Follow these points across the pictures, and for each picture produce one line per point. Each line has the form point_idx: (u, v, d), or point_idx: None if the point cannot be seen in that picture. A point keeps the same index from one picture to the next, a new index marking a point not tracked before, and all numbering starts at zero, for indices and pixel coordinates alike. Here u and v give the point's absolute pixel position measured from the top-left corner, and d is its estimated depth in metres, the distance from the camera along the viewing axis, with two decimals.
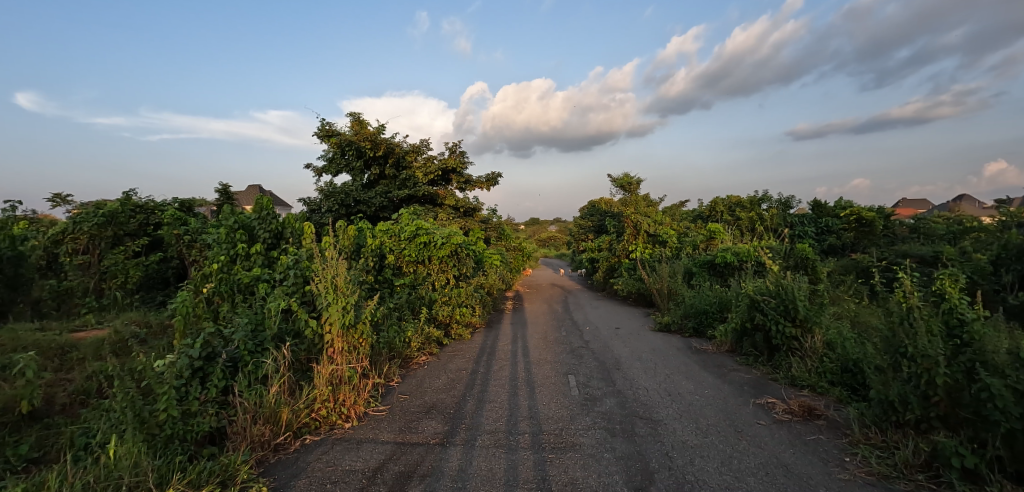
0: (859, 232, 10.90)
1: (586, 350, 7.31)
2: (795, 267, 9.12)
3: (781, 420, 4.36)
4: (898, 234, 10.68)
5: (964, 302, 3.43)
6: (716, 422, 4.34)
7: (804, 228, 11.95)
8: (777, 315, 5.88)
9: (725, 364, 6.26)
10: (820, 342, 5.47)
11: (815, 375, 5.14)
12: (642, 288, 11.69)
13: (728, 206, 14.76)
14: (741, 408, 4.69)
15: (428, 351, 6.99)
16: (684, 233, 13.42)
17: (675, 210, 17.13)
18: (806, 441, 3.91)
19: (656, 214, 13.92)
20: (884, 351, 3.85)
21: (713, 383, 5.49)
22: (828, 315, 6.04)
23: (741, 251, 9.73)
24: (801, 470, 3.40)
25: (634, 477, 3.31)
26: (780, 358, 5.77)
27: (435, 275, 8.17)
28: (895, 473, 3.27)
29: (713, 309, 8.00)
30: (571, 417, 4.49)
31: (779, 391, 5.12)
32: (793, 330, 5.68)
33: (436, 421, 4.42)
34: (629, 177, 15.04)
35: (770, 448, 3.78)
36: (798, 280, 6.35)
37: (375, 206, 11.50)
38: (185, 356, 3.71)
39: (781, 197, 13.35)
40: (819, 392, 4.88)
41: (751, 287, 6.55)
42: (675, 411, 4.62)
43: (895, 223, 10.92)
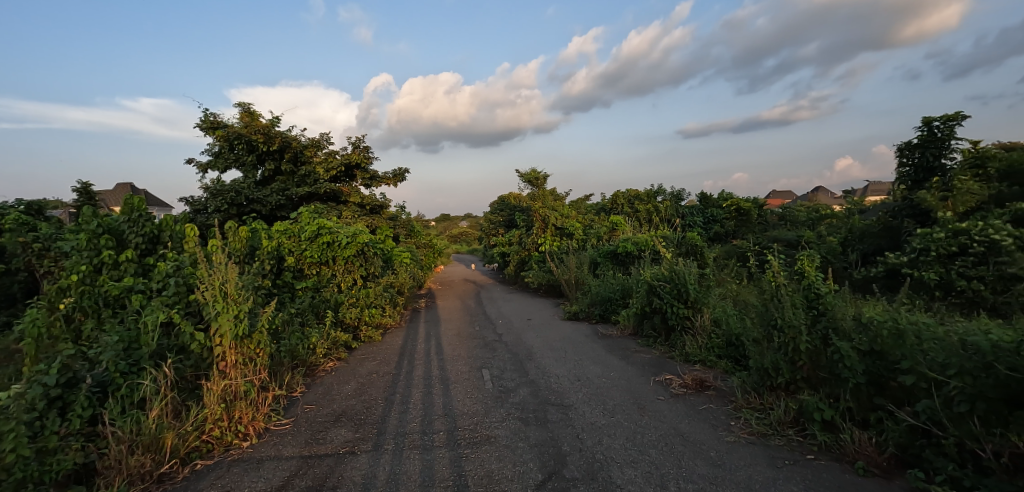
0: (739, 221, 12.21)
1: (499, 343, 7.41)
2: (686, 253, 10.00)
3: (678, 394, 4.75)
4: (769, 221, 12.11)
5: (820, 278, 3.93)
6: (621, 401, 4.63)
7: (693, 218, 13.14)
8: (671, 298, 6.43)
9: (628, 346, 6.68)
10: (708, 320, 6.03)
11: (705, 350, 5.67)
12: (551, 279, 12.09)
13: (627, 198, 15.63)
14: (643, 386, 5.04)
15: (335, 356, 6.68)
16: (588, 225, 14.06)
17: (581, 203, 17.87)
18: (698, 411, 4.30)
19: (562, 207, 14.42)
20: (760, 324, 4.32)
21: (618, 365, 5.83)
22: (714, 296, 6.68)
23: (639, 241, 10.36)
24: (695, 437, 3.73)
25: (547, 463, 3.41)
26: (675, 337, 6.27)
27: (341, 277, 7.77)
28: (771, 431, 3.70)
29: (617, 296, 8.48)
30: (486, 411, 4.52)
31: (675, 368, 5.58)
32: (685, 311, 6.24)
33: (346, 429, 4.23)
34: (536, 172, 15.37)
35: (669, 420, 4.11)
36: (688, 266, 6.94)
37: (271, 205, 10.69)
38: (37, 384, 3.12)
39: (674, 191, 14.59)
40: (708, 365, 5.40)
41: (649, 273, 7.04)
42: (584, 395, 4.84)
43: (767, 212, 12.37)
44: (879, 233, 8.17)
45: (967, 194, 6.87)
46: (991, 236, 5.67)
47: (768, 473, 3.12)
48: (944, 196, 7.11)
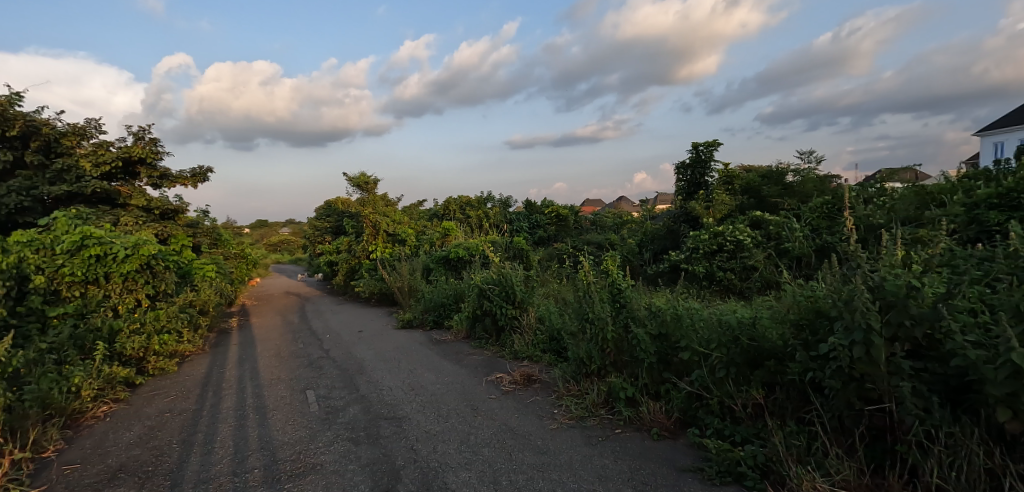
0: (558, 227, 13.47)
1: (327, 359, 6.89)
2: (513, 257, 10.67)
3: (507, 390, 5.01)
4: (582, 226, 13.65)
5: (621, 275, 4.54)
6: (455, 405, 4.69)
7: (520, 223, 14.13)
8: (499, 300, 6.78)
9: (461, 350, 6.84)
10: (533, 318, 6.52)
11: (531, 347, 6.11)
12: (383, 287, 11.70)
13: (459, 205, 15.87)
14: (476, 388, 5.18)
15: (110, 397, 5.43)
16: (421, 231, 14.02)
17: (413, 209, 17.72)
18: (526, 404, 4.60)
19: (394, 213, 14.10)
20: (575, 318, 4.81)
21: (452, 369, 5.91)
22: (538, 295, 7.24)
23: (470, 246, 10.68)
24: (523, 430, 3.98)
25: (380, 481, 3.28)
26: (505, 337, 6.61)
27: (117, 298, 6.32)
28: (587, 413, 4.13)
29: (450, 301, 8.60)
30: (311, 436, 4.15)
31: (505, 366, 5.88)
32: (513, 311, 6.64)
33: (127, 486, 3.46)
34: (366, 176, 14.70)
35: (500, 417, 4.31)
36: (514, 268, 7.40)
37: (7, 208, 8.24)
38: None
39: (502, 198, 15.50)
40: (535, 360, 5.83)
41: (479, 277, 7.29)
42: (418, 404, 4.78)
43: (581, 218, 13.92)
44: (664, 235, 9.82)
45: (721, 204, 8.69)
46: (737, 237, 7.25)
47: (585, 452, 3.49)
48: (707, 205, 8.89)
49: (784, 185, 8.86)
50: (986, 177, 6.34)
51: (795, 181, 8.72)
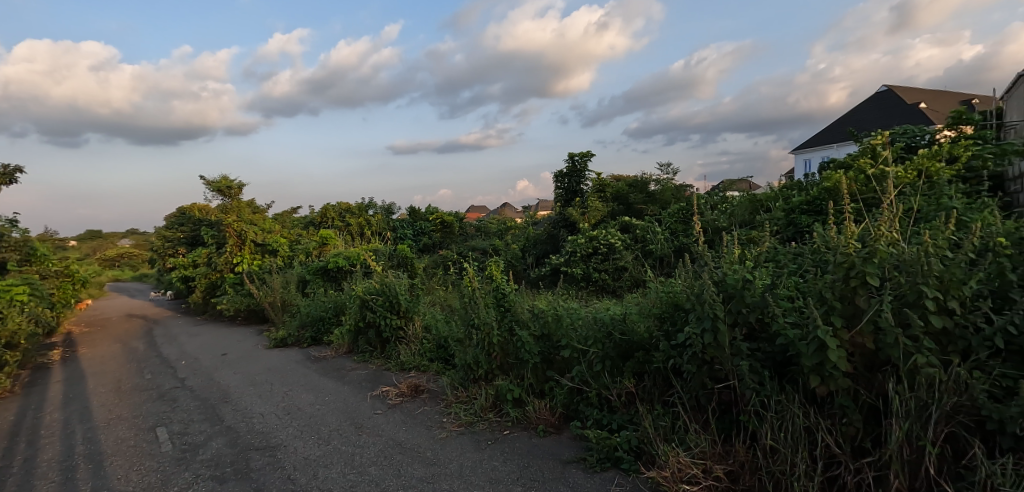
0: (443, 233, 13.20)
1: (182, 389, 6.04)
2: (397, 265, 10.38)
3: (394, 404, 4.83)
4: (468, 232, 13.77)
5: (505, 279, 4.65)
6: (338, 425, 4.41)
7: (404, 231, 13.82)
8: (383, 311, 6.51)
9: (343, 365, 6.46)
10: (419, 327, 6.40)
11: (418, 356, 5.98)
12: (252, 303, 10.61)
13: (338, 212, 15.03)
14: (359, 405, 4.91)
15: None
16: (296, 240, 12.99)
17: (286, 216, 16.34)
18: (414, 416, 4.47)
19: (264, 221, 12.88)
20: (462, 325, 4.81)
21: (333, 388, 5.54)
22: (424, 303, 7.12)
23: (351, 256, 10.16)
24: (412, 443, 3.87)
25: None
26: (391, 348, 6.39)
27: None
28: (476, 418, 4.14)
29: (329, 315, 8.07)
30: (162, 480, 3.60)
31: (391, 379, 5.68)
32: (398, 321, 6.44)
33: None
34: (228, 180, 13.17)
35: (386, 433, 4.14)
36: (398, 277, 7.18)
37: None
38: None
39: (385, 204, 15.02)
40: (422, 370, 5.72)
41: (361, 287, 6.92)
42: (295, 428, 4.40)
43: (466, 224, 14.02)
44: (545, 240, 10.30)
45: (595, 210, 9.37)
46: (609, 240, 7.86)
47: (475, 457, 3.50)
48: (583, 212, 9.52)
49: (647, 193, 9.83)
50: (798, 187, 7.67)
51: (657, 190, 9.76)
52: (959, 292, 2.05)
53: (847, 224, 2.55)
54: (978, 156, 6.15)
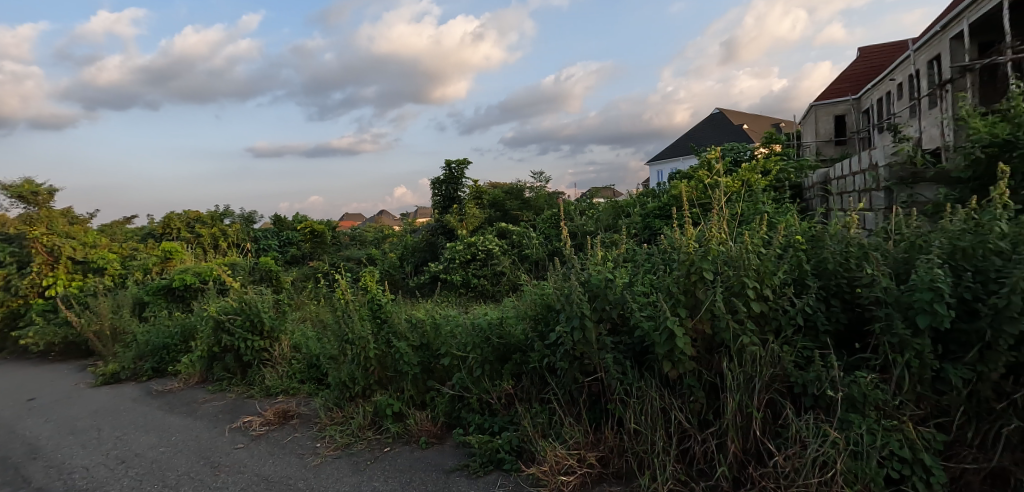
0: (314, 244, 12.23)
1: None
2: (260, 280, 9.42)
3: (258, 435, 4.35)
4: (342, 241, 13.03)
5: (380, 290, 4.45)
6: (188, 468, 3.84)
7: (268, 241, 12.63)
8: (243, 332, 5.81)
9: (194, 398, 5.66)
10: (287, 347, 5.89)
11: (286, 379, 5.49)
12: (70, 334, 8.82)
13: (185, 221, 13.17)
14: (214, 442, 4.33)
15: None
16: (130, 256, 11.10)
17: (116, 227, 13.79)
18: (282, 446, 4.06)
19: (85, 233, 10.67)
20: (335, 341, 4.49)
21: (182, 425, 4.82)
22: (291, 320, 6.54)
23: (202, 271, 8.96)
24: (281, 476, 3.52)
25: None
26: (253, 373, 5.75)
27: None
28: (353, 439, 3.88)
29: (175, 341, 7.01)
30: None
31: (254, 407, 5.11)
32: (261, 343, 5.82)
33: None
34: (32, 184, 10.73)
35: (250, 468, 3.71)
36: (260, 293, 6.49)
37: None
38: None
39: (244, 213, 13.54)
40: (291, 393, 5.26)
41: (214, 307, 6.07)
42: (132, 479, 3.73)
43: (339, 233, 13.26)
44: (424, 248, 10.17)
45: (473, 217, 9.50)
46: (487, 247, 8.00)
47: (354, 481, 3.29)
48: (461, 218, 9.58)
49: (523, 200, 10.22)
50: (652, 195, 8.58)
51: (531, 197, 10.21)
52: (770, 282, 2.46)
53: (688, 226, 2.90)
54: (783, 169, 7.46)
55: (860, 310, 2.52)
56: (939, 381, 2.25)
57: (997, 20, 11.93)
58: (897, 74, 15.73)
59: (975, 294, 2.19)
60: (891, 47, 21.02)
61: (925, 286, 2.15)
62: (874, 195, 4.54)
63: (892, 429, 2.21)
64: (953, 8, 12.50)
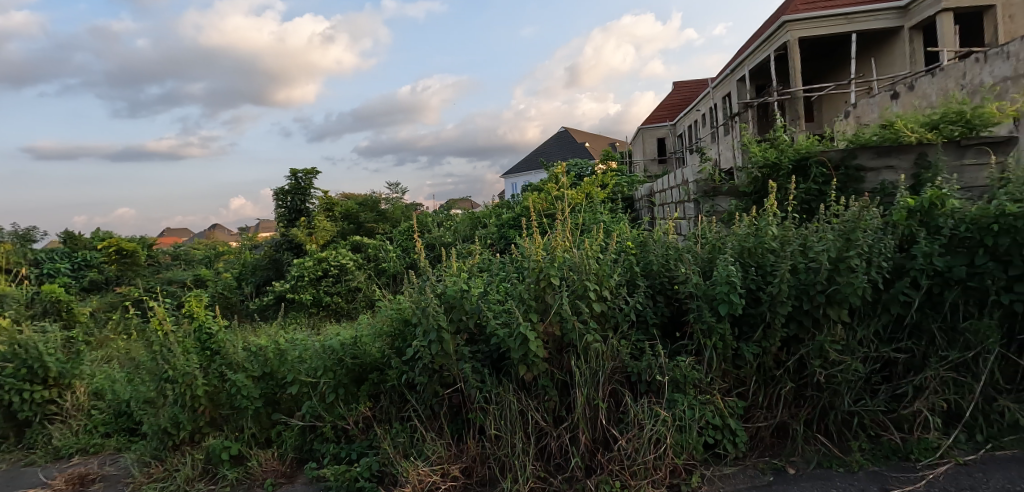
0: (122, 265, 10.24)
1: None
2: (43, 314, 7.49)
3: None
4: (162, 262, 11.15)
5: (210, 317, 3.86)
6: None
7: (55, 265, 10.22)
8: (15, 383, 4.47)
9: None
10: (85, 395, 4.83)
11: (84, 434, 4.49)
12: None
13: None
14: None
15: None
16: None
17: None
18: None
19: None
20: (150, 381, 3.74)
21: None
22: (90, 361, 5.36)
23: None
24: None
25: None
26: (33, 433, 4.57)
27: None
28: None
29: None
30: None
31: (34, 477, 4.02)
32: (45, 393, 4.60)
33: None
34: None
35: None
36: (43, 329, 5.19)
37: None
38: None
39: (16, 229, 10.69)
40: (91, 452, 4.30)
41: None
42: None
43: (157, 253, 11.34)
44: (266, 265, 9.20)
45: (323, 230, 8.92)
46: (340, 261, 7.54)
47: None
48: (310, 231, 8.92)
49: (379, 212, 9.87)
50: (507, 207, 8.95)
51: (388, 209, 9.92)
52: (608, 284, 2.72)
53: (536, 235, 3.07)
54: (617, 183, 8.40)
55: (678, 304, 2.93)
56: (737, 358, 2.71)
57: (767, 68, 15.04)
58: (701, 106, 18.84)
59: (757, 284, 2.70)
60: (696, 82, 25.15)
61: (723, 281, 2.60)
62: (686, 205, 5.34)
63: (706, 403, 2.60)
64: (737, 55, 15.43)
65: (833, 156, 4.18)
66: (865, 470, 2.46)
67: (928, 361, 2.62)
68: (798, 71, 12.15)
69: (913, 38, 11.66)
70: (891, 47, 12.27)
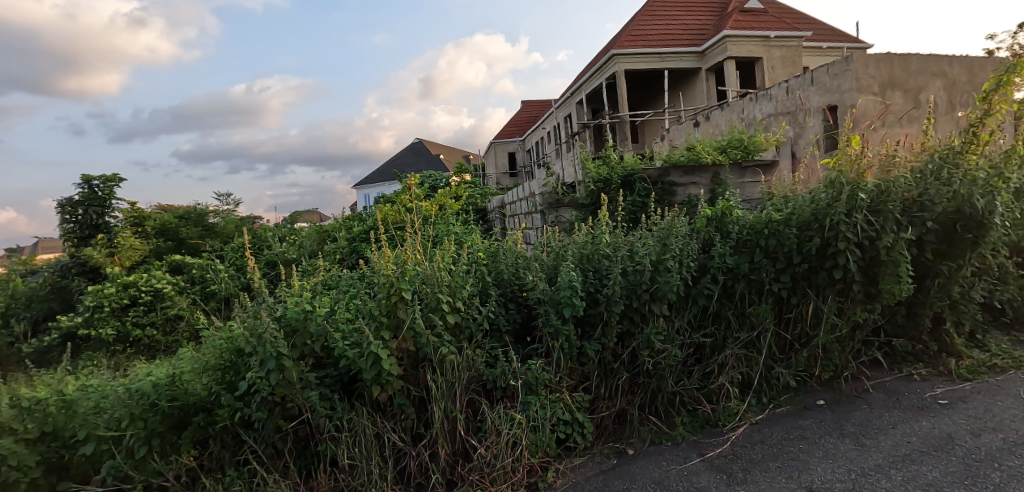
0: None
1: None
2: None
3: None
4: None
5: None
6: None
7: None
8: None
9: None
10: None
11: None
12: None
13: None
14: None
15: None
16: None
17: None
18: None
19: None
20: None
21: None
22: None
23: None
24: None
25: None
26: None
27: None
28: None
29: None
30: None
31: None
32: None
33: None
34: None
35: None
36: None
37: None
38: None
39: None
40: None
41: None
42: None
43: None
44: (49, 295, 7.54)
45: (130, 249, 7.56)
46: (154, 285, 6.39)
47: None
48: (110, 252, 7.44)
49: (206, 226, 8.56)
50: (358, 219, 8.55)
51: (217, 223, 8.72)
52: (461, 296, 2.75)
53: (386, 248, 2.96)
54: (471, 196, 8.60)
55: (528, 310, 3.08)
56: (581, 355, 2.94)
57: (600, 94, 16.85)
58: (546, 124, 20.31)
59: (595, 287, 2.98)
60: (541, 102, 27.07)
61: (566, 286, 2.82)
62: (534, 216, 5.69)
63: (557, 401, 2.78)
64: (575, 80, 17.02)
65: (652, 173, 4.84)
66: (687, 440, 2.86)
67: (727, 342, 3.15)
68: (625, 98, 13.83)
69: (709, 78, 14.08)
70: (693, 84, 14.66)
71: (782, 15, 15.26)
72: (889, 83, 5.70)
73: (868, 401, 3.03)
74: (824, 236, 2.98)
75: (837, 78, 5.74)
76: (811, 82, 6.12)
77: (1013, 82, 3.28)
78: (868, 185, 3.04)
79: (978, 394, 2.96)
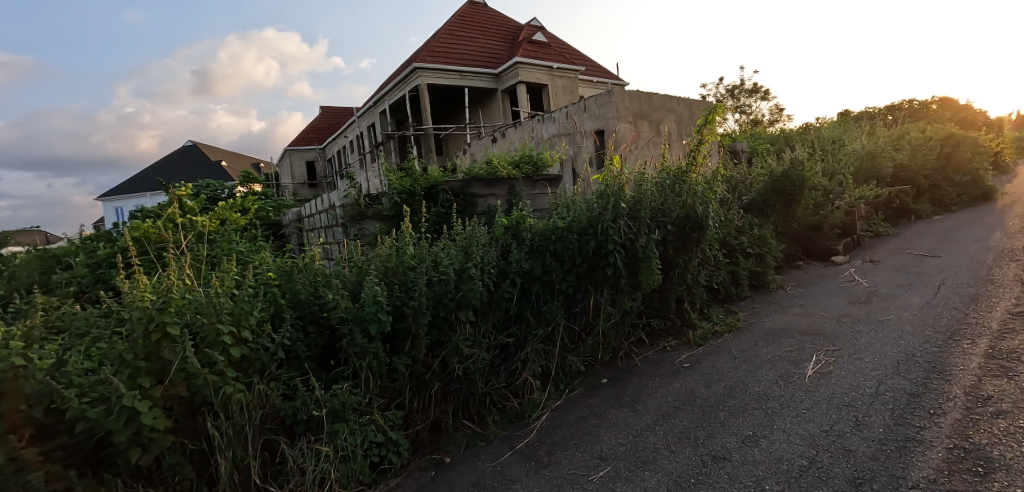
0: None
1: None
2: None
3: None
4: None
5: None
6: None
7: None
8: None
9: None
10: None
11: None
12: None
13: None
14: None
15: None
16: None
17: None
18: None
19: None
20: None
21: None
22: None
23: None
24: None
25: None
26: None
27: None
28: None
29: None
30: None
31: None
32: None
33: None
34: None
35: None
36: None
37: None
38: None
39: None
40: None
41: None
42: None
43: None
44: None
45: None
46: None
47: None
48: None
49: None
50: (105, 240, 6.85)
51: None
52: (248, 323, 2.42)
53: (141, 275, 2.43)
54: (261, 208, 7.69)
55: (331, 331, 2.87)
56: (391, 372, 2.87)
57: (404, 105, 16.82)
58: (348, 132, 19.38)
59: (401, 300, 2.94)
60: (342, 110, 25.76)
61: (370, 302, 2.73)
62: (335, 230, 5.36)
63: (367, 423, 2.66)
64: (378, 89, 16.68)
65: (454, 185, 5.03)
66: (499, 437, 3.03)
67: (527, 339, 3.44)
68: (428, 111, 14.07)
69: (504, 98, 15.30)
70: (491, 102, 15.75)
71: (561, 49, 17.50)
72: (639, 114, 7.01)
73: (638, 373, 3.65)
74: (598, 239, 3.51)
75: (603, 107, 6.83)
76: (584, 109, 7.14)
77: (714, 120, 4.36)
78: (627, 196, 3.69)
79: (708, 355, 3.83)
